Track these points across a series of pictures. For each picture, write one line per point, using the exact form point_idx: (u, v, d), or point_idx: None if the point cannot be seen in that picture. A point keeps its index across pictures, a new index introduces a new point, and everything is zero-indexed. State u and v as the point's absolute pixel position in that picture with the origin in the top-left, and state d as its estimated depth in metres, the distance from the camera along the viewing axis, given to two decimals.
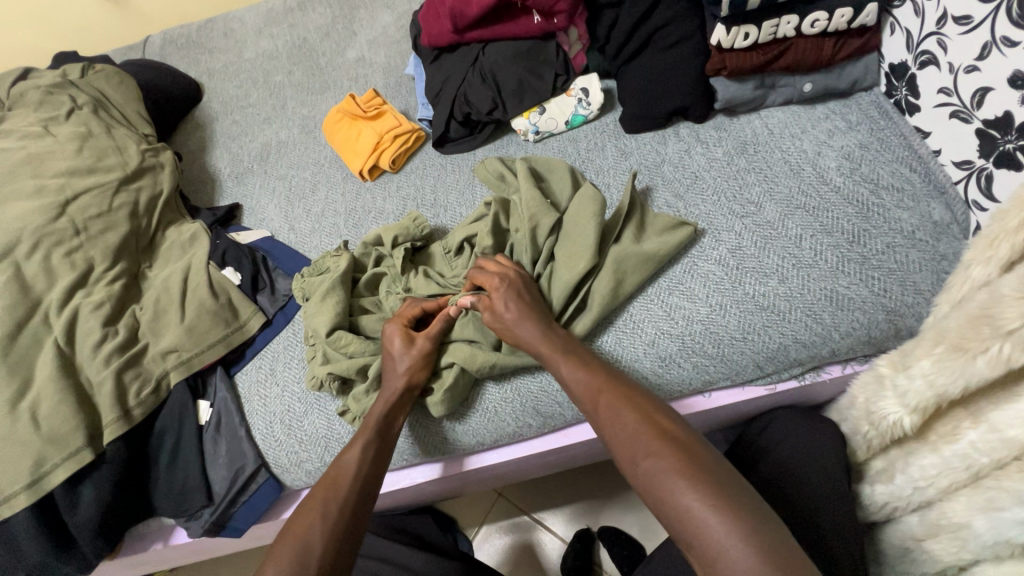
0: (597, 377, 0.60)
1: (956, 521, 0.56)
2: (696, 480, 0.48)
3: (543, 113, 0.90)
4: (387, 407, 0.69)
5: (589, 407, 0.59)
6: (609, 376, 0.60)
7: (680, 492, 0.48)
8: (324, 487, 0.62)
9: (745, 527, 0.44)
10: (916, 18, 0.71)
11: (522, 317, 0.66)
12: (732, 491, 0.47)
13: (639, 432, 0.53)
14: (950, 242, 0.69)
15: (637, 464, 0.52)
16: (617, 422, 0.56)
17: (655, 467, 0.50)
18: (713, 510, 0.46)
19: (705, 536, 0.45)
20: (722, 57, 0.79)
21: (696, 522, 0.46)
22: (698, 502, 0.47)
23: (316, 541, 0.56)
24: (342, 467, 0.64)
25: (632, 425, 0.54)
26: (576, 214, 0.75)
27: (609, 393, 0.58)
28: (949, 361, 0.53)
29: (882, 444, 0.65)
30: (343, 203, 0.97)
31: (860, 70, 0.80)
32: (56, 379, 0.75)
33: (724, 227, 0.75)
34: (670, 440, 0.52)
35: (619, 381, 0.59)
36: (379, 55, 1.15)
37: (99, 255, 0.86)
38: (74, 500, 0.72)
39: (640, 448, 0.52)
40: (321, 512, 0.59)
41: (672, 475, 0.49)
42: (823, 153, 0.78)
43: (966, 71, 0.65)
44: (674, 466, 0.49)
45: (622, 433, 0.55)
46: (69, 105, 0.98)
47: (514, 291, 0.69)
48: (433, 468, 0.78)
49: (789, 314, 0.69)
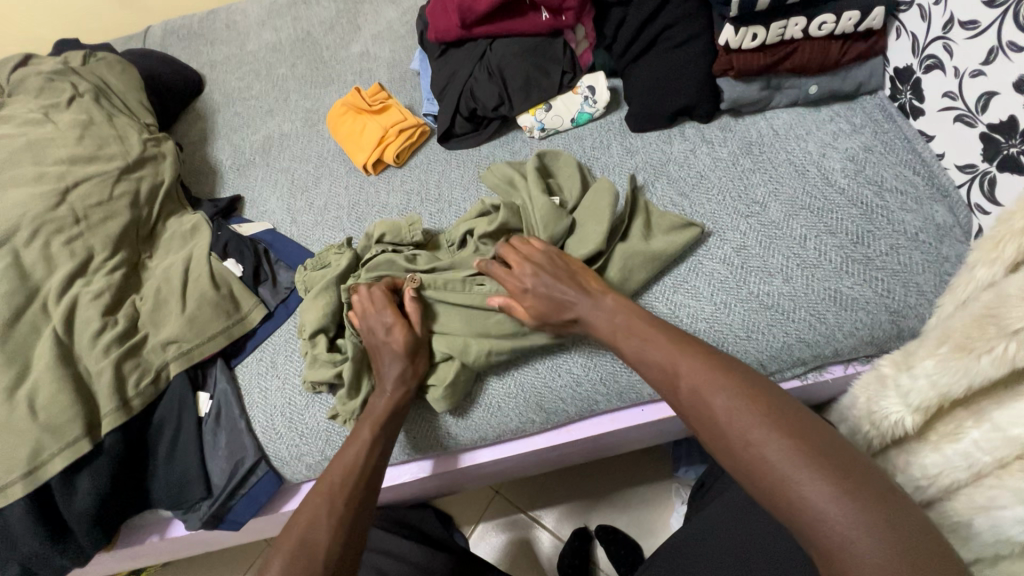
0: (681, 353, 0.57)
1: (957, 520, 0.57)
2: (811, 461, 0.44)
3: (549, 109, 0.90)
4: (388, 405, 0.68)
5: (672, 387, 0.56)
6: (694, 352, 0.57)
7: (796, 475, 0.44)
8: (328, 482, 0.62)
9: (870, 511, 0.41)
10: (922, 23, 0.72)
11: (567, 298, 0.67)
12: (852, 469, 0.44)
13: (738, 407, 0.50)
14: (953, 245, 0.69)
15: (741, 444, 0.48)
16: (709, 398, 0.52)
17: (763, 450, 0.46)
18: (831, 493, 0.42)
19: (822, 518, 0.42)
20: (730, 57, 0.79)
21: (815, 512, 0.42)
22: (813, 483, 0.43)
23: (324, 537, 0.57)
24: (346, 461, 0.63)
25: (728, 402, 0.50)
26: (595, 204, 0.76)
27: (698, 370, 0.54)
28: (953, 361, 0.54)
29: (882, 444, 0.65)
30: (346, 196, 0.97)
31: (864, 74, 0.81)
32: (54, 368, 0.74)
33: (730, 227, 0.76)
34: (776, 414, 0.48)
35: (707, 358, 0.56)
36: (384, 50, 1.15)
37: (99, 244, 0.85)
38: (70, 490, 0.71)
39: (741, 426, 0.49)
40: (329, 508, 0.59)
41: (783, 452, 0.45)
42: (828, 155, 0.78)
43: (971, 76, 0.66)
44: (783, 446, 0.46)
45: (715, 415, 0.51)
46: (70, 92, 0.97)
47: (556, 274, 0.69)
48: (425, 464, 0.78)
49: (793, 313, 0.69)
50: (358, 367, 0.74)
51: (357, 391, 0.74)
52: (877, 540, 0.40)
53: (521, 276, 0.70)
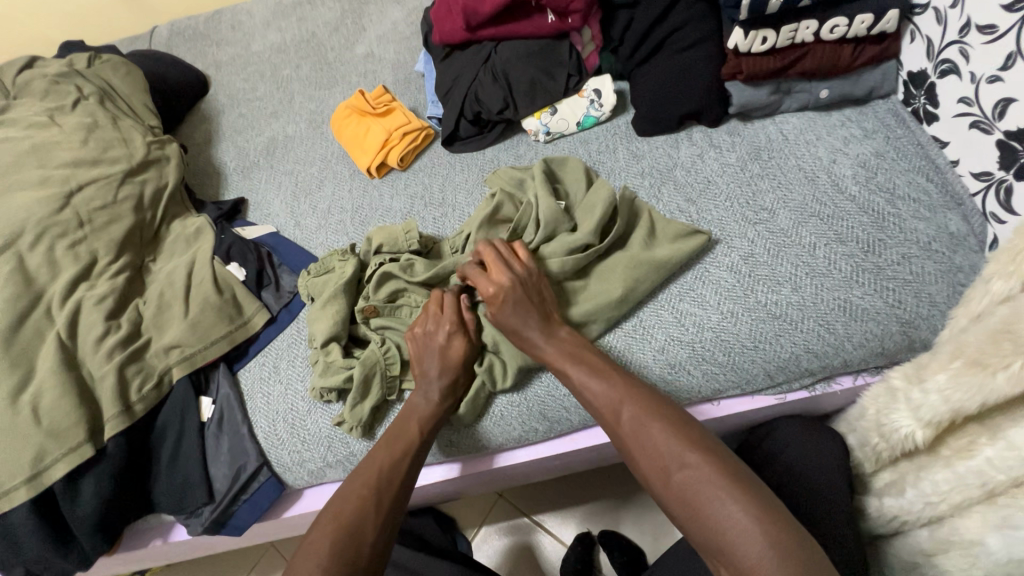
0: (615, 385, 0.60)
1: (969, 538, 0.55)
2: (735, 490, 0.48)
3: (554, 113, 0.89)
4: (432, 413, 0.68)
5: (610, 416, 0.58)
6: (630, 385, 0.60)
7: (716, 505, 0.47)
8: (365, 479, 0.61)
9: (783, 540, 0.44)
10: (937, 26, 0.70)
11: (538, 317, 0.67)
12: (767, 501, 0.47)
13: (666, 442, 0.53)
14: (967, 254, 0.68)
15: (671, 474, 0.51)
16: (644, 432, 0.55)
17: (688, 477, 0.50)
18: (756, 521, 0.46)
19: (744, 548, 0.45)
20: (739, 61, 0.77)
21: (734, 540, 0.46)
22: (738, 513, 0.46)
23: (369, 533, 0.56)
24: (384, 463, 0.63)
25: (661, 435, 0.53)
26: (591, 202, 0.76)
27: (633, 402, 0.57)
28: (967, 377, 0.53)
29: (892, 457, 0.64)
30: (350, 200, 0.96)
31: (877, 78, 0.79)
32: (58, 373, 0.74)
33: (737, 235, 0.75)
34: (699, 446, 0.52)
35: (641, 390, 0.59)
36: (389, 51, 1.14)
37: (103, 248, 0.85)
38: (73, 495, 0.72)
39: (673, 457, 0.52)
40: (373, 506, 0.58)
41: (710, 484, 0.49)
42: (838, 161, 0.77)
43: (988, 82, 0.64)
44: (711, 476, 0.49)
45: (647, 444, 0.54)
46: (75, 95, 0.97)
47: (534, 277, 0.70)
48: (451, 467, 0.77)
49: (802, 323, 0.68)
50: (367, 375, 0.74)
51: (365, 397, 0.74)
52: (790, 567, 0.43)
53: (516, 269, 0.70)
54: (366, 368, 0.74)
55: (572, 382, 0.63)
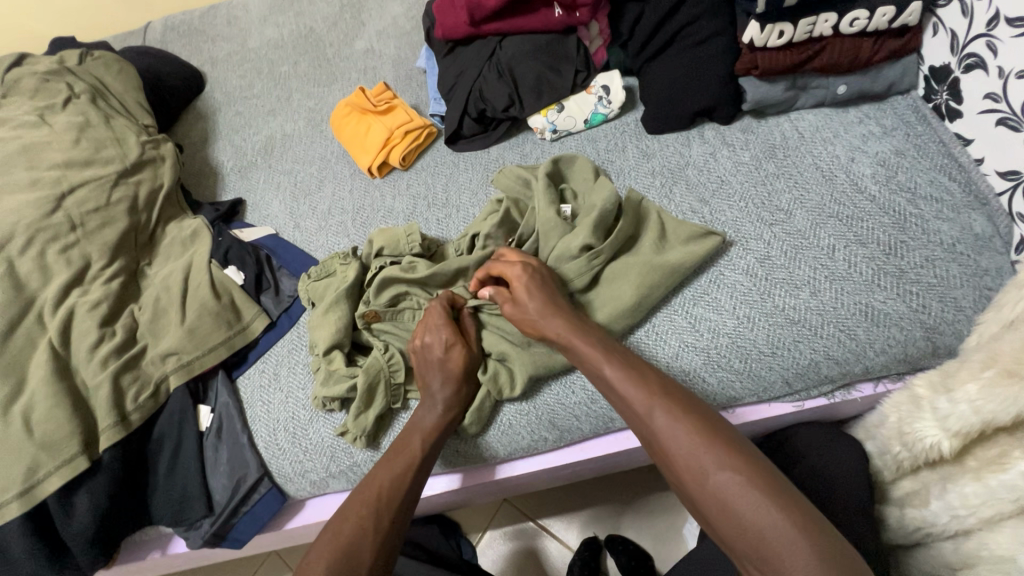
0: (646, 380, 0.56)
1: (998, 553, 0.53)
2: (778, 498, 0.45)
3: (561, 110, 0.86)
4: (438, 425, 0.66)
5: (639, 410, 0.54)
6: (658, 380, 0.56)
7: (763, 515, 0.44)
8: (366, 497, 0.59)
9: (830, 552, 0.42)
10: (963, 19, 0.67)
11: (555, 318, 0.65)
12: (807, 508, 0.45)
13: (704, 442, 0.49)
14: (993, 256, 0.65)
15: (706, 476, 0.48)
16: (676, 429, 0.51)
17: (731, 482, 0.46)
18: (801, 531, 0.43)
19: (788, 558, 0.42)
20: (754, 55, 0.75)
21: (784, 553, 0.42)
22: (782, 521, 0.43)
23: (365, 554, 0.55)
24: (385, 484, 0.60)
25: (696, 433, 0.50)
26: (592, 202, 0.74)
27: (665, 398, 0.54)
28: (1000, 388, 0.50)
29: (915, 466, 0.62)
30: (350, 200, 0.93)
31: (897, 73, 0.76)
32: (50, 383, 0.72)
33: (752, 236, 0.72)
34: (740, 450, 0.48)
35: (670, 387, 0.56)
36: (389, 47, 1.11)
37: (96, 252, 0.83)
38: (68, 509, 0.69)
39: (709, 458, 0.48)
40: (372, 526, 0.57)
41: (751, 489, 0.45)
42: (857, 159, 0.74)
43: (1017, 77, 0.61)
44: (751, 481, 0.46)
45: (683, 444, 0.50)
46: (65, 93, 0.94)
47: (541, 291, 0.67)
48: (454, 478, 0.75)
49: (821, 329, 0.65)
50: (371, 385, 0.71)
51: (369, 406, 0.71)
52: None
53: (520, 291, 0.68)
54: (369, 378, 0.71)
55: (598, 376, 0.60)
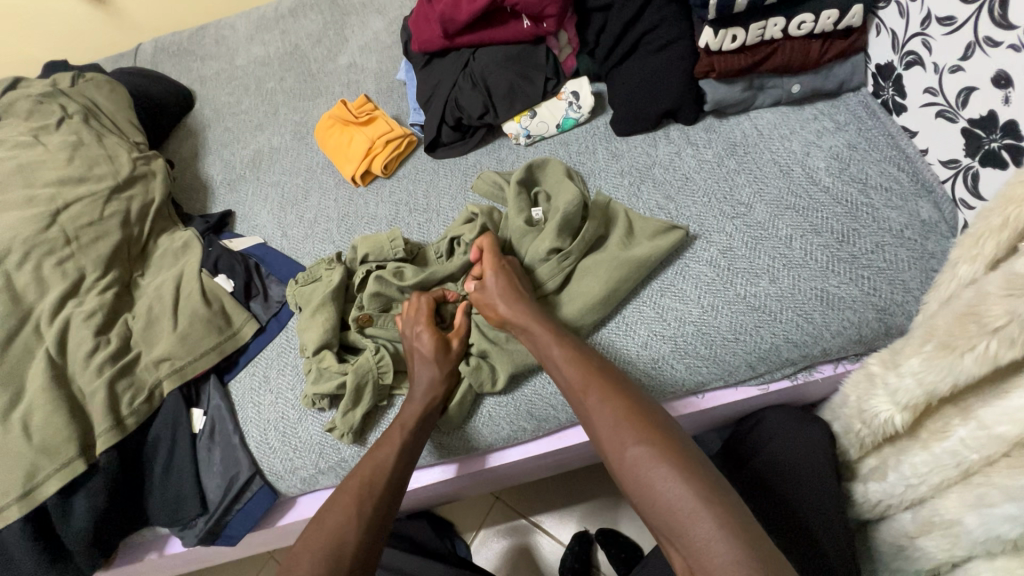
0: (586, 365, 0.61)
1: (948, 518, 0.56)
2: (684, 471, 0.48)
3: (534, 116, 0.90)
4: (423, 409, 0.70)
5: (578, 392, 0.59)
6: (599, 366, 0.60)
7: (667, 483, 0.48)
8: (358, 482, 0.62)
9: (729, 522, 0.44)
10: (901, 19, 0.72)
11: (515, 312, 0.69)
12: (716, 484, 0.48)
13: (626, 421, 0.53)
14: (938, 241, 0.69)
15: (625, 452, 0.52)
16: (604, 410, 0.56)
17: (643, 455, 0.50)
18: (701, 501, 0.46)
19: (687, 522, 0.45)
20: (711, 59, 0.79)
21: (686, 518, 0.46)
22: (685, 493, 0.46)
23: (350, 539, 0.57)
24: (376, 466, 0.64)
25: (621, 414, 0.54)
26: (559, 204, 0.78)
27: (599, 381, 0.58)
28: (938, 359, 0.53)
29: (875, 442, 0.65)
30: (336, 208, 0.97)
31: (846, 71, 0.81)
32: (48, 390, 0.75)
33: (715, 229, 0.76)
34: (657, 427, 0.52)
35: (609, 372, 0.60)
36: (371, 61, 1.16)
37: (91, 264, 0.86)
38: (66, 511, 0.72)
39: (628, 437, 0.52)
40: (357, 508, 0.60)
41: (659, 463, 0.49)
42: (812, 154, 0.78)
43: (950, 71, 0.66)
44: (661, 454, 0.50)
45: (609, 421, 0.55)
46: (59, 114, 0.98)
47: (508, 290, 0.71)
48: (444, 469, 0.78)
49: (780, 314, 0.69)
50: (359, 384, 0.74)
51: (357, 403, 0.74)
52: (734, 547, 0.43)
53: (491, 289, 0.71)
54: (358, 377, 0.74)
55: (548, 360, 0.64)
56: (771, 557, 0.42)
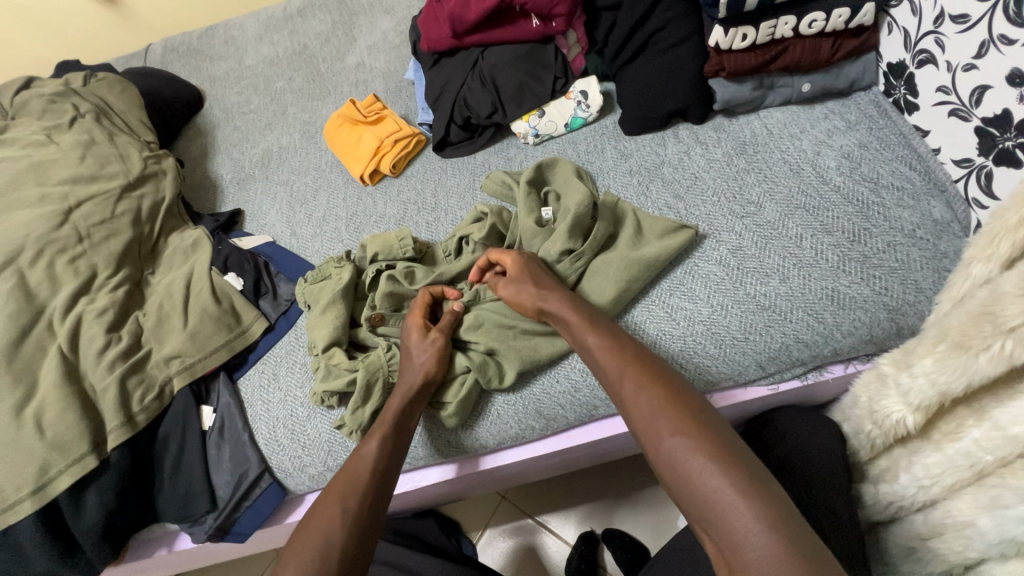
0: (622, 353, 0.60)
1: (961, 520, 0.56)
2: (724, 464, 0.47)
3: (542, 115, 0.90)
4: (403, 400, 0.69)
5: (614, 380, 0.59)
6: (636, 354, 0.60)
7: (705, 474, 0.47)
8: (345, 480, 0.62)
9: (770, 516, 0.43)
10: (913, 17, 0.72)
11: (549, 297, 0.69)
12: (759, 476, 0.47)
13: (663, 409, 0.53)
14: (951, 240, 0.69)
15: (661, 441, 0.51)
16: (641, 398, 0.55)
17: (681, 445, 0.50)
18: (741, 495, 0.45)
19: (726, 515, 0.45)
20: (721, 58, 0.79)
21: (724, 511, 0.45)
22: (724, 485, 0.46)
23: (337, 538, 0.56)
24: (360, 462, 0.64)
25: (658, 402, 0.54)
26: (568, 203, 0.78)
27: (635, 369, 0.58)
28: (951, 359, 0.53)
29: (886, 443, 0.64)
30: (344, 207, 0.97)
31: (858, 70, 0.81)
32: (60, 387, 0.76)
33: (725, 228, 0.76)
34: (692, 417, 0.51)
35: (647, 360, 0.59)
36: (379, 61, 1.16)
37: (102, 262, 0.87)
38: (78, 507, 0.72)
39: (665, 426, 0.52)
40: (342, 506, 0.59)
41: (697, 454, 0.48)
42: (823, 153, 0.78)
43: (963, 70, 0.65)
44: (700, 444, 0.49)
45: (645, 409, 0.54)
46: (72, 113, 0.99)
47: (538, 278, 0.71)
48: (442, 470, 0.78)
49: (791, 313, 0.68)
50: (367, 383, 0.74)
51: (367, 401, 0.74)
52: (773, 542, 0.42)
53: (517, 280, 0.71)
54: (367, 375, 0.74)
55: (583, 347, 0.64)
56: (811, 550, 0.42)
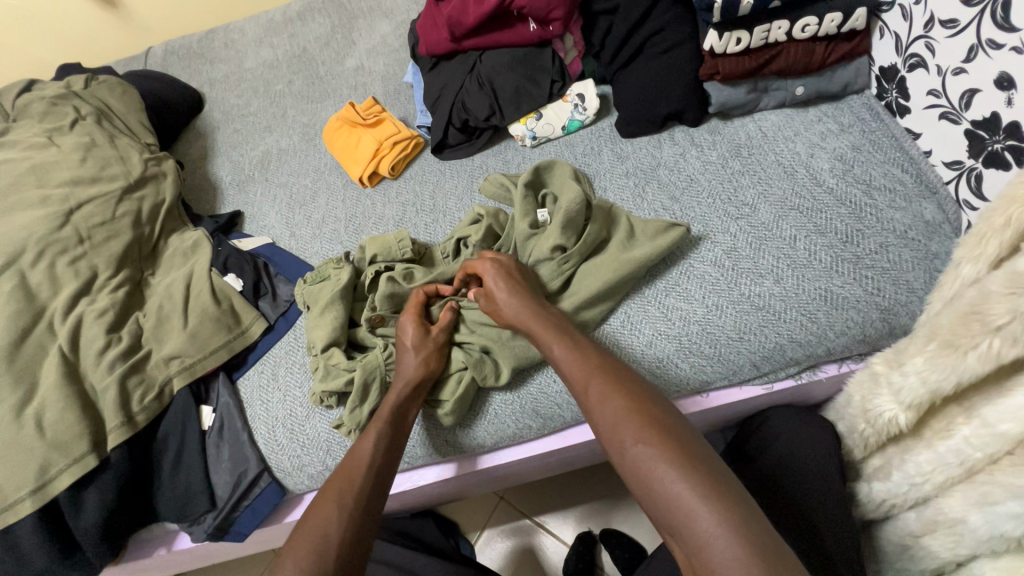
0: (587, 362, 0.61)
1: (952, 517, 0.56)
2: (689, 469, 0.48)
3: (540, 118, 0.91)
4: (399, 397, 0.70)
5: (580, 390, 0.59)
6: (600, 363, 0.60)
7: (668, 483, 0.48)
8: (342, 477, 0.63)
9: (732, 519, 0.44)
10: (904, 22, 0.73)
11: (515, 305, 0.69)
12: (721, 480, 0.47)
13: (626, 418, 0.53)
14: (942, 241, 0.70)
15: (626, 450, 0.52)
16: (605, 408, 0.55)
17: (645, 454, 0.50)
18: (703, 500, 0.46)
19: (689, 522, 0.45)
20: (715, 62, 0.80)
21: (687, 518, 0.46)
22: (688, 492, 0.46)
23: (334, 533, 0.57)
24: (357, 459, 0.64)
25: (621, 411, 0.54)
26: (562, 203, 0.79)
27: (601, 378, 0.58)
28: (941, 358, 0.54)
29: (879, 441, 0.65)
30: (343, 209, 0.98)
31: (851, 73, 0.82)
32: (61, 387, 0.76)
33: (720, 230, 0.76)
34: (655, 424, 0.52)
35: (610, 368, 0.60)
36: (378, 64, 1.17)
37: (102, 263, 0.87)
38: (78, 506, 0.73)
39: (629, 435, 0.52)
40: (337, 503, 0.60)
41: (660, 462, 0.49)
42: (816, 155, 0.79)
43: (953, 74, 0.66)
44: (662, 451, 0.50)
45: (610, 419, 0.55)
46: (72, 115, 0.99)
47: (512, 282, 0.72)
48: (440, 470, 0.78)
49: (785, 313, 0.69)
50: (365, 382, 0.75)
51: (365, 401, 0.75)
52: (736, 546, 0.43)
53: (493, 285, 0.72)
54: (366, 375, 0.75)
55: (550, 357, 0.65)
56: (772, 551, 0.42)
